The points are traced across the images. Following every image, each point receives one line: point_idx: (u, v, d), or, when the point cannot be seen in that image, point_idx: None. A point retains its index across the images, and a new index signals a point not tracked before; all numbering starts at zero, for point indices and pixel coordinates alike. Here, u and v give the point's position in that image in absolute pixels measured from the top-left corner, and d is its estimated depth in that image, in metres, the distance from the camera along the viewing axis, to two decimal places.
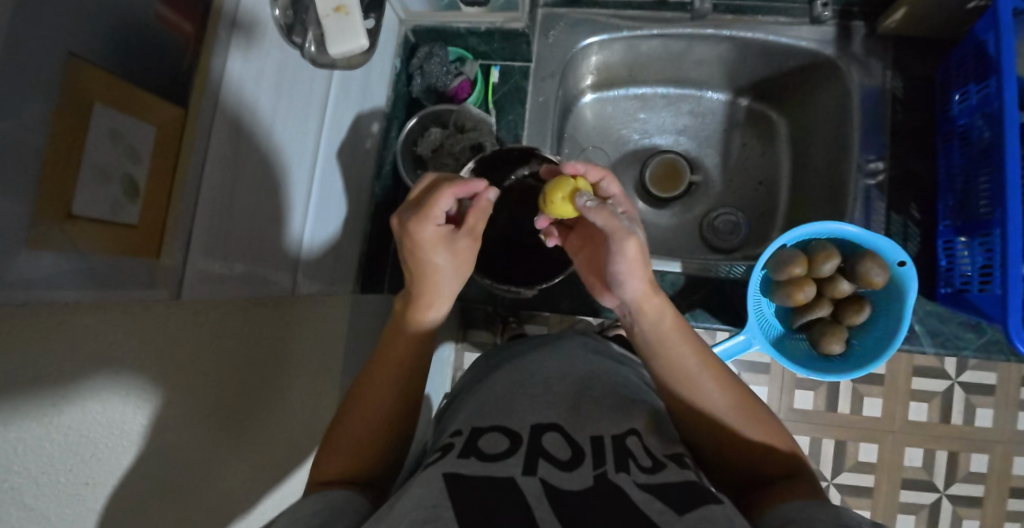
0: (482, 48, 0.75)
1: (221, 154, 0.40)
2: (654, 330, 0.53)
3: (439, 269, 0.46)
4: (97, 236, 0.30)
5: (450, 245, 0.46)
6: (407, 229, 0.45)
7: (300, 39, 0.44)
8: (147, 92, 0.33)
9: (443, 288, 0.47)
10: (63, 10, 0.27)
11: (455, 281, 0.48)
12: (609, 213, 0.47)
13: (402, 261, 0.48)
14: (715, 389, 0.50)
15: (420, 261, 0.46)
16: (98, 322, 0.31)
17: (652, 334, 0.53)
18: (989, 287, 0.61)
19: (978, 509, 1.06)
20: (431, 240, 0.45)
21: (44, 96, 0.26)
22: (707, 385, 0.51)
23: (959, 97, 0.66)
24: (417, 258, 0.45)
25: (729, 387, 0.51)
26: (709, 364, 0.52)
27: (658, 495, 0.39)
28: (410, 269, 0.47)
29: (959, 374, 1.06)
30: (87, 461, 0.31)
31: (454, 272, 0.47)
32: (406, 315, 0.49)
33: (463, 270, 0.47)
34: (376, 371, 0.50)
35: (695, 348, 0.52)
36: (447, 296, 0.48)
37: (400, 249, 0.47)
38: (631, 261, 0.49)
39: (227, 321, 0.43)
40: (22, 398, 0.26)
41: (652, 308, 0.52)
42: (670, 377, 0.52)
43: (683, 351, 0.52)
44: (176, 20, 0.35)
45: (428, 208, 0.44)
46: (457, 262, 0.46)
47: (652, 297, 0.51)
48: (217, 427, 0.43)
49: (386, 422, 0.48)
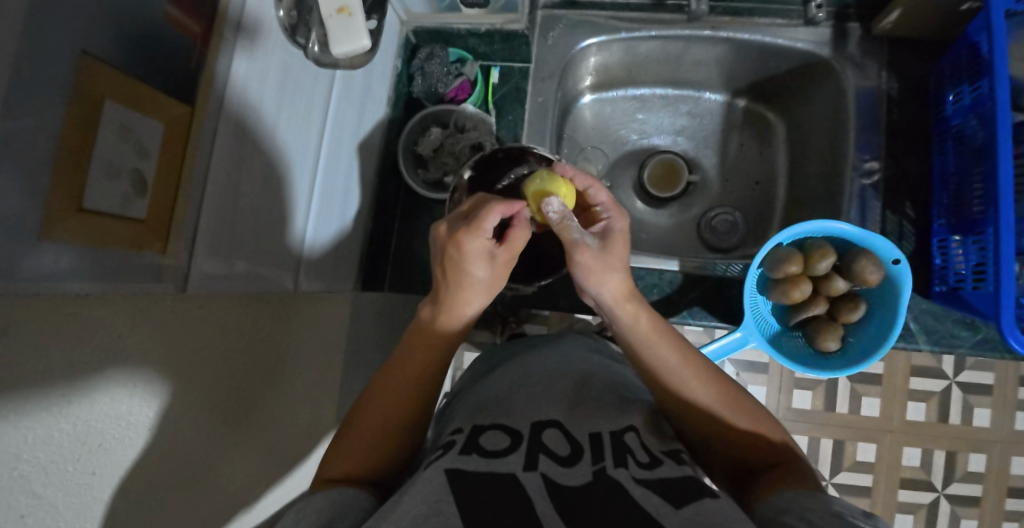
0: (482, 49, 0.76)
1: (227, 152, 0.41)
2: (633, 335, 0.52)
3: (477, 280, 0.45)
4: (105, 231, 0.31)
5: (494, 261, 0.44)
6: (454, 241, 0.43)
7: (304, 40, 0.45)
8: (155, 91, 0.33)
9: (478, 297, 0.46)
10: (74, 9, 0.28)
11: (490, 291, 0.47)
12: (566, 225, 0.49)
13: (436, 263, 0.46)
14: (700, 387, 0.50)
15: (461, 273, 0.44)
16: (107, 314, 0.31)
17: (633, 339, 0.53)
18: (982, 284, 0.61)
19: (976, 508, 1.07)
20: (477, 255, 0.43)
21: (56, 94, 0.26)
22: (690, 381, 0.50)
23: (953, 97, 0.67)
24: (458, 271, 0.44)
25: (713, 383, 0.51)
26: (692, 361, 0.52)
27: (655, 490, 0.39)
28: (444, 275, 0.46)
29: (957, 374, 1.06)
30: (94, 451, 0.32)
31: (491, 284, 0.46)
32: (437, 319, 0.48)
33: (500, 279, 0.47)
34: (382, 369, 0.51)
35: (679, 352, 0.52)
36: (480, 301, 0.48)
37: (437, 257, 0.46)
38: (590, 271, 0.49)
39: (231, 316, 0.44)
40: (34, 387, 0.27)
41: (626, 312, 0.52)
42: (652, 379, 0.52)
43: (662, 353, 0.51)
44: (183, 19, 0.36)
45: (479, 224, 0.42)
46: (494, 276, 0.46)
47: (626, 304, 0.51)
48: (222, 422, 0.44)
49: (397, 419, 0.49)
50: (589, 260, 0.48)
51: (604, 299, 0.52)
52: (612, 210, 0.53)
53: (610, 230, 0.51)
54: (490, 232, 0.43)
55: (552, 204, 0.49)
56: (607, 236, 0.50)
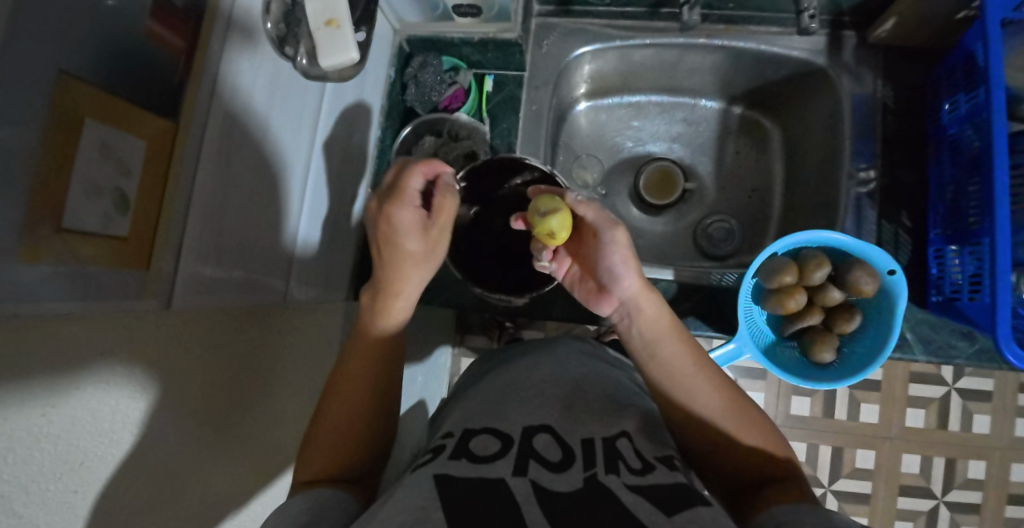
0: (475, 57, 0.74)
1: (212, 165, 0.40)
2: (650, 330, 0.53)
3: (412, 254, 0.47)
4: (86, 248, 0.31)
5: (425, 230, 0.46)
6: (384, 214, 0.46)
7: (292, 51, 0.45)
8: (136, 107, 0.33)
9: (413, 275, 0.48)
10: (53, 30, 0.27)
11: (429, 267, 0.49)
12: (602, 208, 0.51)
13: (374, 245, 0.48)
14: (713, 390, 0.51)
15: (395, 246, 0.46)
16: (87, 332, 0.31)
17: (650, 334, 0.53)
18: (978, 296, 0.61)
19: (976, 515, 1.06)
20: (405, 222, 0.45)
21: (34, 112, 0.26)
22: (704, 385, 0.51)
23: (948, 106, 0.66)
24: (393, 244, 0.46)
25: (723, 389, 0.51)
26: (705, 364, 0.52)
27: (647, 496, 0.39)
28: (382, 253, 0.47)
29: (956, 380, 1.06)
30: (76, 470, 0.32)
31: (426, 259, 0.48)
32: (373, 310, 0.49)
33: (437, 255, 0.48)
34: (342, 356, 0.50)
35: (694, 354, 0.52)
36: (418, 282, 0.48)
37: (375, 236, 0.48)
38: (625, 252, 0.51)
39: (218, 329, 0.44)
40: (13, 407, 0.27)
41: (649, 306, 0.53)
42: (667, 380, 0.52)
43: (678, 351, 0.52)
44: (166, 34, 0.36)
45: (402, 192, 0.45)
46: (431, 249, 0.47)
47: (649, 295, 0.52)
48: (208, 434, 0.44)
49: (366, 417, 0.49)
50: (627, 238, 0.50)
51: (629, 290, 0.52)
52: None
53: None
54: (414, 198, 0.46)
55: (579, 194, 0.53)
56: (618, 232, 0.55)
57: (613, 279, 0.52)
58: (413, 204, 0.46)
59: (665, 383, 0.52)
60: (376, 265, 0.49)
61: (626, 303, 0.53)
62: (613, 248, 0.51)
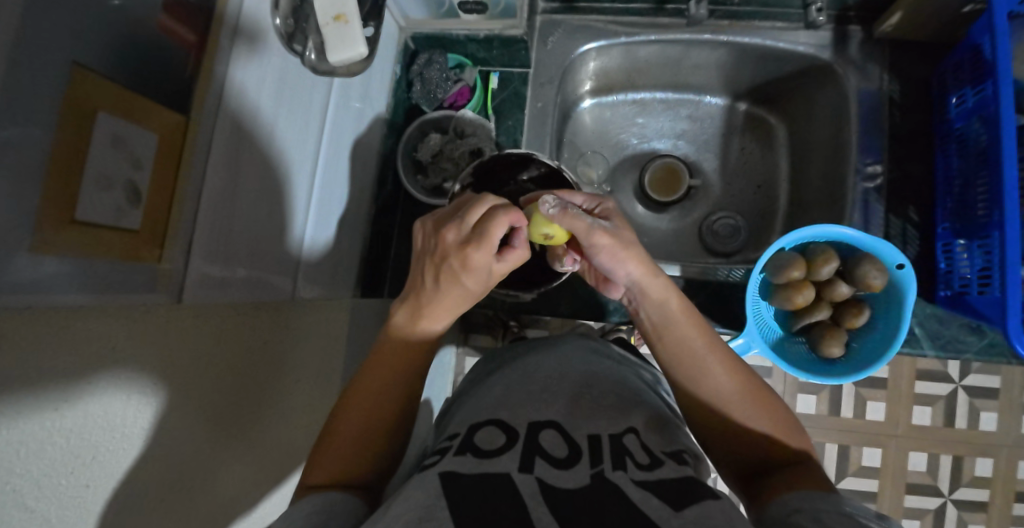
0: (481, 54, 0.75)
1: (222, 159, 0.40)
2: (659, 315, 0.51)
3: (469, 290, 0.45)
4: (97, 241, 0.31)
5: (486, 271, 0.44)
6: (458, 252, 0.42)
7: (301, 47, 0.45)
8: (148, 100, 0.33)
9: (455, 305, 0.46)
10: (66, 22, 0.27)
11: (474, 299, 0.47)
12: (571, 213, 0.47)
13: (422, 268, 0.45)
14: (723, 375, 0.50)
15: (456, 282, 0.44)
16: (101, 325, 0.31)
17: (658, 319, 0.52)
18: (988, 290, 0.60)
19: (983, 514, 1.05)
20: (473, 265, 0.43)
21: (49, 102, 0.26)
22: (715, 369, 0.50)
23: (956, 100, 0.66)
24: (454, 280, 0.44)
25: (738, 373, 0.50)
26: (718, 347, 0.51)
27: (654, 491, 0.39)
28: (431, 277, 0.45)
29: (963, 377, 1.05)
30: (88, 464, 0.32)
31: (472, 296, 0.46)
32: (406, 324, 0.48)
33: (487, 290, 0.47)
34: (367, 365, 0.50)
35: (703, 337, 0.51)
36: (456, 309, 0.48)
37: (428, 259, 0.44)
38: (608, 251, 0.48)
39: (229, 325, 0.44)
40: (24, 401, 0.26)
41: (654, 293, 0.51)
42: (676, 365, 0.52)
43: (688, 335, 0.51)
44: (177, 28, 0.36)
45: (490, 239, 0.41)
46: (485, 286, 0.46)
47: (653, 280, 0.50)
48: (218, 431, 0.44)
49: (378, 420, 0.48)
50: (609, 242, 0.47)
51: (628, 281, 0.51)
52: (593, 202, 0.54)
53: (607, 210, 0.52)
54: (496, 245, 0.42)
55: (548, 202, 0.48)
56: (609, 217, 0.51)
57: (608, 273, 0.51)
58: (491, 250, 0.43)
59: (676, 367, 0.52)
60: (416, 285, 0.46)
61: (631, 291, 0.52)
62: (596, 250, 0.48)
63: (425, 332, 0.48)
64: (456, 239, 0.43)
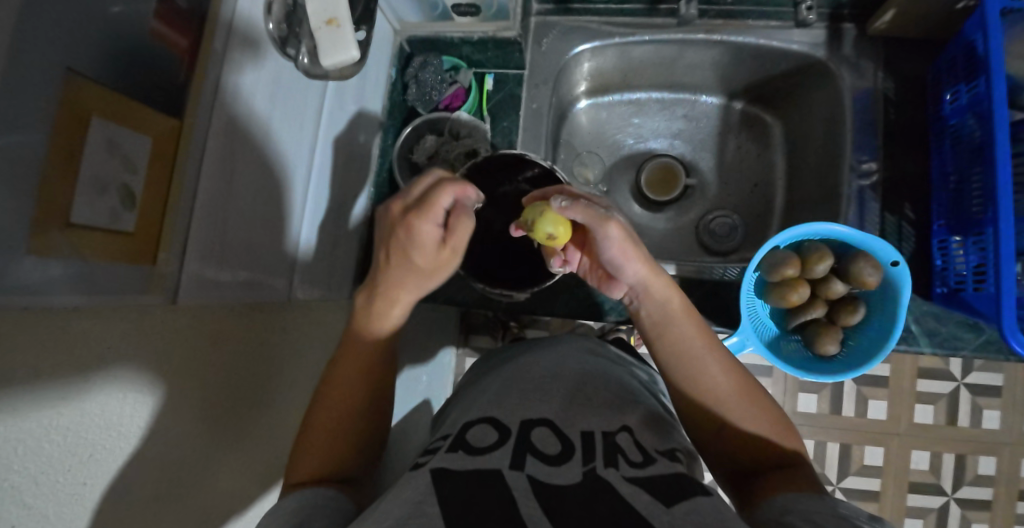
0: (475, 56, 0.75)
1: (217, 162, 0.41)
2: (661, 311, 0.53)
3: (416, 267, 0.46)
4: (90, 243, 0.31)
5: (433, 248, 0.45)
6: (405, 221, 0.45)
7: (294, 51, 0.46)
8: (141, 105, 0.34)
9: (412, 284, 0.48)
10: (59, 29, 0.28)
11: (431, 283, 0.48)
12: (587, 206, 0.48)
13: (381, 244, 0.48)
14: (719, 373, 0.50)
15: (403, 255, 0.46)
16: (94, 326, 0.32)
17: (658, 316, 0.53)
18: (984, 286, 0.60)
19: (986, 512, 1.05)
20: (416, 235, 0.44)
21: (43, 106, 0.27)
22: (711, 367, 0.51)
23: (950, 96, 0.66)
24: (403, 253, 0.46)
25: (732, 371, 0.51)
26: (714, 346, 0.52)
27: (645, 487, 0.39)
28: (388, 254, 0.47)
29: (965, 376, 1.05)
30: (85, 462, 0.32)
31: (426, 274, 0.47)
32: (369, 306, 0.49)
33: (442, 274, 0.48)
34: (337, 357, 0.51)
35: (702, 333, 0.52)
36: (415, 290, 0.48)
37: (386, 234, 0.47)
38: (620, 245, 0.49)
39: (224, 325, 0.44)
40: (21, 398, 0.27)
41: (658, 288, 0.52)
42: (673, 364, 0.52)
43: (687, 333, 0.52)
44: (169, 34, 0.37)
45: (431, 206, 0.43)
46: (435, 267, 0.47)
47: (658, 275, 0.52)
48: (214, 429, 0.44)
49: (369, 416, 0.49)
50: (622, 234, 0.48)
51: (635, 277, 0.52)
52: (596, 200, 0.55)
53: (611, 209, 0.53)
54: (440, 216, 0.44)
55: (561, 198, 0.49)
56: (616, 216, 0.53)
57: (617, 270, 0.52)
58: (436, 222, 0.44)
59: (673, 366, 0.52)
60: (377, 263, 0.49)
61: (635, 288, 0.53)
62: (607, 243, 0.49)
63: (386, 318, 0.49)
64: (407, 210, 0.46)
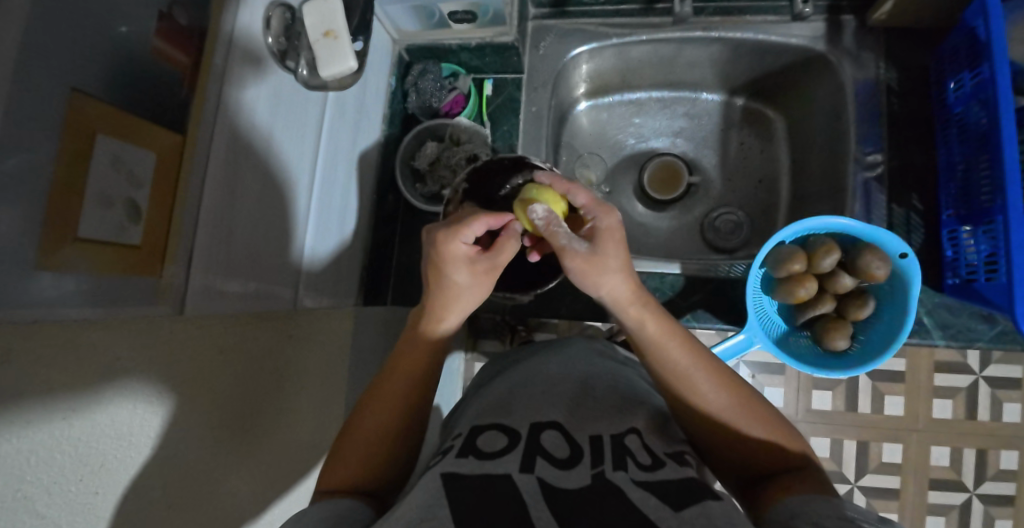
0: (474, 62, 0.77)
1: (220, 176, 0.42)
2: (641, 333, 0.51)
3: (456, 285, 0.47)
4: (100, 256, 0.32)
5: (473, 267, 0.46)
6: (434, 242, 0.46)
7: (293, 63, 0.48)
8: (144, 122, 0.35)
9: (462, 301, 0.49)
10: (63, 49, 0.29)
11: (472, 298, 0.49)
12: (550, 230, 0.48)
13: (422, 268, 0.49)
14: (710, 391, 0.49)
15: (441, 275, 0.47)
16: (106, 338, 0.32)
17: (640, 338, 0.52)
18: (995, 275, 0.59)
19: (1010, 508, 1.02)
20: (453, 258, 0.45)
21: (51, 126, 0.28)
22: (702, 385, 0.49)
23: (953, 84, 0.65)
24: (438, 272, 0.47)
25: (728, 386, 0.50)
26: (705, 362, 0.50)
27: (654, 491, 0.39)
28: (430, 275, 0.48)
29: (983, 368, 1.03)
30: (96, 471, 0.33)
31: (473, 290, 0.48)
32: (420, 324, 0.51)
33: (482, 290, 0.49)
34: (372, 385, 0.51)
35: (690, 352, 0.51)
36: (462, 307, 0.49)
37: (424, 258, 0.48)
38: (586, 272, 0.48)
39: (231, 335, 0.45)
40: (34, 411, 0.28)
41: (634, 311, 0.50)
42: (663, 380, 0.51)
43: (671, 353, 0.50)
44: (170, 51, 0.37)
45: (458, 228, 0.45)
46: (474, 283, 0.47)
47: (631, 301, 0.49)
48: (227, 438, 0.45)
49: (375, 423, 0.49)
50: (581, 266, 0.47)
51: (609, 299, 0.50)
52: (597, 209, 0.48)
53: (597, 229, 0.48)
54: (468, 236, 0.45)
55: (538, 211, 0.49)
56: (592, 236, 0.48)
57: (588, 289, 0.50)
58: (465, 240, 0.45)
59: (665, 384, 0.51)
60: (422, 285, 0.50)
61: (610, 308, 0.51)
62: (572, 269, 0.48)
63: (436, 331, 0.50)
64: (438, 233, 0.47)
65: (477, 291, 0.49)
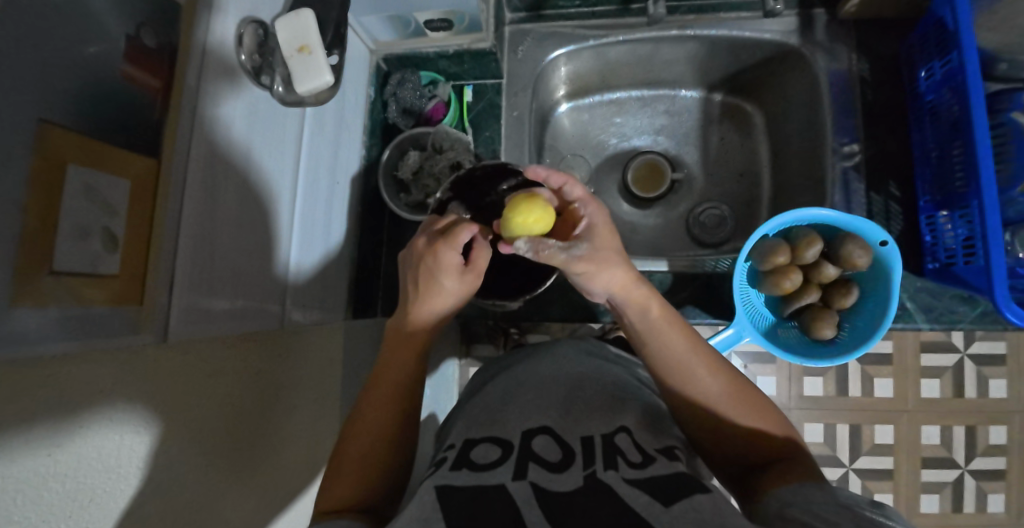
0: (452, 69, 0.76)
1: (198, 198, 0.41)
2: (641, 320, 0.52)
3: (444, 288, 0.48)
4: (78, 287, 0.31)
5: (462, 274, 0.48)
6: (432, 250, 0.47)
7: (268, 79, 0.49)
8: (118, 149, 0.34)
9: (446, 305, 0.50)
10: (31, 81, 0.28)
11: (455, 301, 0.50)
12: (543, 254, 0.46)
13: (408, 270, 0.50)
14: (706, 375, 0.50)
15: (432, 279, 0.48)
16: (88, 371, 0.32)
17: (641, 325, 0.52)
18: (974, 259, 0.60)
19: (1002, 482, 1.04)
20: (447, 266, 0.47)
21: (23, 161, 0.27)
22: (698, 370, 0.50)
23: (924, 73, 0.67)
24: (429, 278, 0.48)
25: (721, 372, 0.51)
26: (700, 348, 0.51)
27: (645, 488, 0.39)
28: (416, 278, 0.49)
29: (968, 346, 1.05)
30: (85, 507, 0.32)
31: (458, 297, 0.50)
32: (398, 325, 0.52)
33: (469, 294, 0.50)
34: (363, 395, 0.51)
35: (687, 337, 0.52)
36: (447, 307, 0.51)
37: (413, 260, 0.49)
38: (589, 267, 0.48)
39: (218, 357, 0.44)
40: (17, 449, 0.27)
41: (635, 297, 0.51)
42: (662, 368, 0.52)
43: (671, 338, 0.51)
44: (142, 75, 0.37)
45: (454, 238, 0.46)
46: (462, 289, 0.49)
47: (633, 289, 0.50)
48: (219, 461, 0.44)
49: (369, 435, 0.49)
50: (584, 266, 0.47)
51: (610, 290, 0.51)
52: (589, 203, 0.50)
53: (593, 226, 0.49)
54: (461, 246, 0.46)
55: (521, 246, 0.46)
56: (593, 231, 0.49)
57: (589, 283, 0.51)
58: (458, 250, 0.47)
59: (664, 372, 0.52)
60: (405, 288, 0.51)
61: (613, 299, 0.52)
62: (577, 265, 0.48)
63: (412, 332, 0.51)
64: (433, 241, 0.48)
65: (462, 296, 0.50)
